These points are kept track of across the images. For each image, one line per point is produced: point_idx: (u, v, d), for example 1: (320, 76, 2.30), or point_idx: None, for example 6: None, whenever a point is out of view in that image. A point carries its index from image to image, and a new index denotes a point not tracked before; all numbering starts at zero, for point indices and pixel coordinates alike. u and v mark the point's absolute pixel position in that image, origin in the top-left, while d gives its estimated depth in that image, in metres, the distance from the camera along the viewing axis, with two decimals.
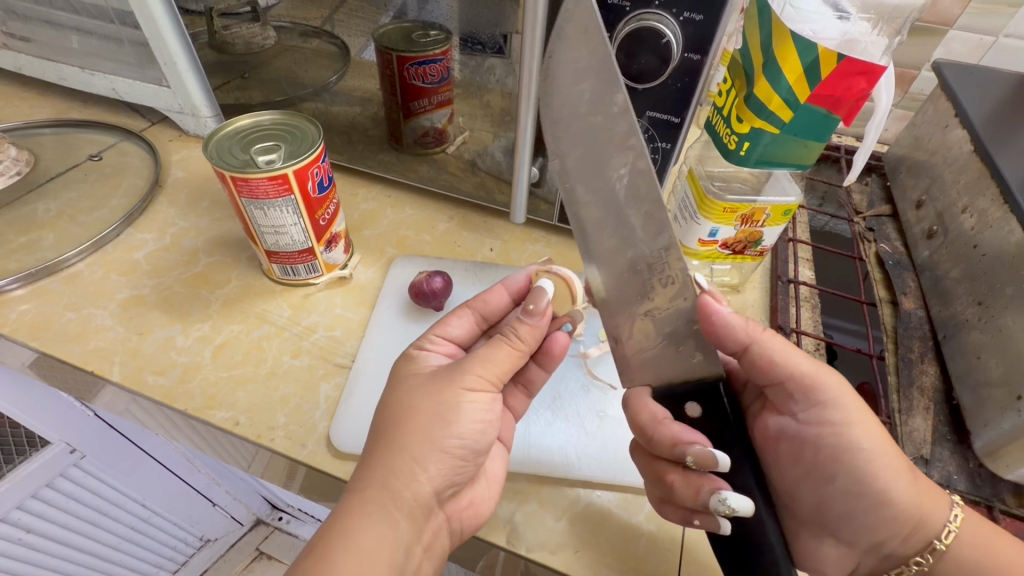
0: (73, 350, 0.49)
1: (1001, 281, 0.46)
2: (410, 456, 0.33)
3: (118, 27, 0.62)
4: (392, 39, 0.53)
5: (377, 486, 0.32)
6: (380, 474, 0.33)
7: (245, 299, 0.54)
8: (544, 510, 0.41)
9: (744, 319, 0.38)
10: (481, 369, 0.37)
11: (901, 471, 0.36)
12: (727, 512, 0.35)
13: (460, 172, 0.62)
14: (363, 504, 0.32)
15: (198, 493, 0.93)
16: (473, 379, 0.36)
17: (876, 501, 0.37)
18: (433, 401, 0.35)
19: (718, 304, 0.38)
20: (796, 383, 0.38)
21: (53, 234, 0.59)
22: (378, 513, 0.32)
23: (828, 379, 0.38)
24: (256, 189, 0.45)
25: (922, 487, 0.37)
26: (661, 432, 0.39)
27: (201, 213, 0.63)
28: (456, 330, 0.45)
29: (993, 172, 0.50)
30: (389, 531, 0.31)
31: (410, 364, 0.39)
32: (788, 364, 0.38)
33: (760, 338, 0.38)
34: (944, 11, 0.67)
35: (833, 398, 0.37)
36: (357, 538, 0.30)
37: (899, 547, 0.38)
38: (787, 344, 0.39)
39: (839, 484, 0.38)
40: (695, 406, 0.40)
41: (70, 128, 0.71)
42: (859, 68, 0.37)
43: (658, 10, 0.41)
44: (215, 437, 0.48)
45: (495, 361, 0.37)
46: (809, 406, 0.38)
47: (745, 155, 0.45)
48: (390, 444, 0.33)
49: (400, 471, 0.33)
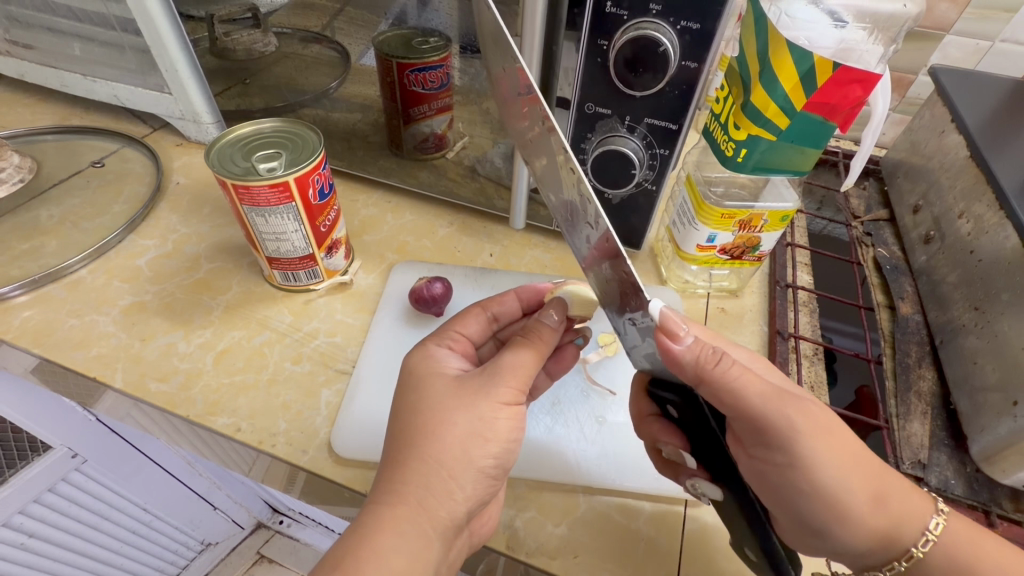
0: (75, 357, 0.49)
1: (997, 287, 0.46)
2: (448, 473, 0.33)
3: (120, 34, 0.62)
4: (392, 46, 0.54)
5: (413, 503, 0.32)
6: (416, 491, 0.33)
7: (246, 305, 0.55)
8: (544, 516, 0.41)
9: (696, 352, 0.34)
10: (513, 380, 0.37)
11: (857, 503, 0.34)
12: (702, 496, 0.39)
13: (460, 178, 0.63)
14: (396, 519, 0.32)
15: (199, 497, 0.93)
16: (506, 392, 0.36)
17: (834, 526, 0.35)
18: (469, 415, 0.35)
19: (671, 339, 0.35)
20: (750, 422, 0.34)
21: (56, 240, 0.59)
22: (412, 530, 0.31)
23: (783, 418, 0.33)
24: (257, 197, 0.45)
25: (884, 516, 0.35)
26: (644, 427, 0.44)
27: (203, 219, 0.64)
28: (471, 332, 0.44)
29: (989, 177, 0.50)
30: (422, 550, 0.31)
31: (430, 364, 0.39)
32: (742, 402, 0.34)
33: (713, 374, 0.34)
34: (940, 17, 0.68)
35: (791, 435, 0.33)
36: (389, 554, 0.30)
37: (858, 560, 0.37)
38: (748, 380, 0.34)
39: (792, 507, 0.36)
40: (674, 409, 0.40)
41: (72, 134, 0.71)
42: (855, 77, 0.38)
43: (655, 19, 0.41)
44: (217, 443, 0.49)
45: (521, 366, 0.37)
46: (765, 441, 0.35)
47: (742, 162, 0.45)
48: (432, 456, 0.33)
49: (438, 489, 0.33)
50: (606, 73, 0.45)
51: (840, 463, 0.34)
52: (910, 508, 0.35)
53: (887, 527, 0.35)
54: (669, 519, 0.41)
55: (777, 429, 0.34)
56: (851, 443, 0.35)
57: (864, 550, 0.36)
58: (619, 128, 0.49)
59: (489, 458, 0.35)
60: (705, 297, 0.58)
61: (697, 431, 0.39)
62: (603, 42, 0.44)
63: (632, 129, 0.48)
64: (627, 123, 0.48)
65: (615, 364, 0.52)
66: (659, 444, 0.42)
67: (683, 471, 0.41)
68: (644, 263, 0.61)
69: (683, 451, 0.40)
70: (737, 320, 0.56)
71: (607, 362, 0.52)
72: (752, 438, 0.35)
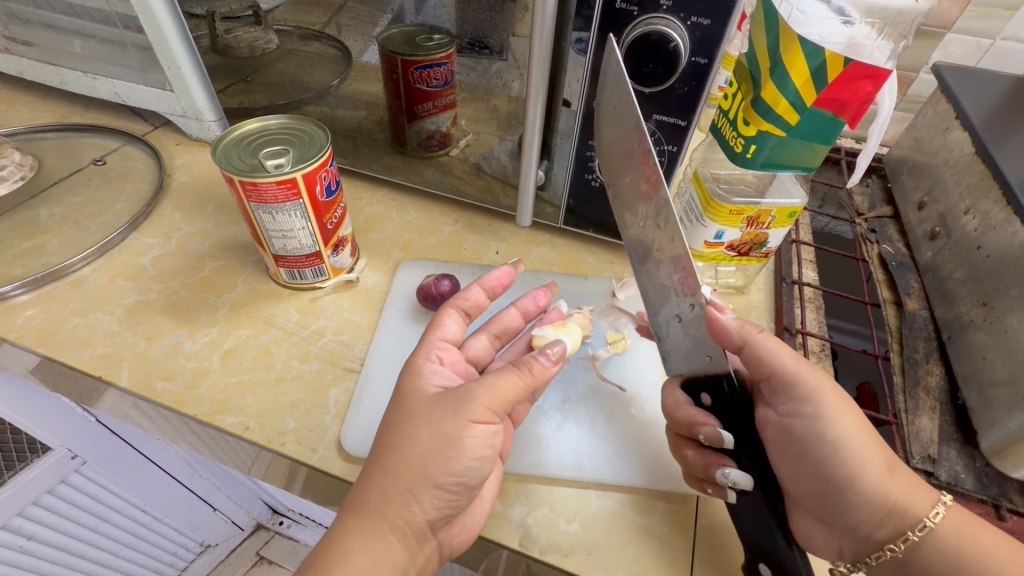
0: (80, 356, 0.49)
1: (1005, 283, 0.46)
2: (406, 488, 0.33)
3: (121, 31, 0.62)
4: (396, 43, 0.54)
5: (374, 512, 0.33)
6: (376, 501, 0.33)
7: (252, 303, 0.54)
8: (557, 513, 0.41)
9: (740, 324, 0.39)
10: (488, 399, 0.35)
11: (872, 463, 0.36)
12: (729, 485, 0.38)
13: (465, 176, 0.63)
14: (356, 527, 0.33)
15: (200, 498, 0.93)
16: (480, 410, 0.35)
17: (840, 488, 0.36)
18: (432, 432, 0.34)
19: (721, 311, 0.39)
20: (779, 382, 0.39)
21: (57, 239, 0.59)
22: (374, 535, 0.32)
23: (811, 375, 0.37)
24: (265, 193, 0.45)
25: (898, 482, 0.36)
26: (681, 414, 0.42)
27: (206, 218, 0.63)
28: (451, 334, 0.46)
29: (995, 173, 0.50)
30: (386, 553, 0.32)
31: (415, 379, 0.39)
32: (776, 365, 0.38)
33: (755, 339, 0.39)
34: (942, 15, 0.68)
35: (816, 390, 0.37)
36: (356, 556, 0.32)
37: (872, 534, 0.36)
38: (782, 346, 0.39)
39: (812, 463, 0.37)
40: (707, 396, 0.41)
41: (73, 132, 0.70)
42: (865, 72, 0.38)
43: (665, 15, 0.41)
44: (224, 442, 0.48)
45: (502, 390, 0.36)
46: (789, 399, 0.38)
47: (751, 158, 0.45)
48: (386, 472, 0.33)
49: (396, 502, 0.33)
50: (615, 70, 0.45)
51: (854, 419, 0.37)
52: (914, 493, 0.36)
53: (888, 505, 0.35)
54: (682, 516, 0.41)
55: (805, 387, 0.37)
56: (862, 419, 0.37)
57: (863, 522, 0.36)
58: None
59: (446, 479, 0.34)
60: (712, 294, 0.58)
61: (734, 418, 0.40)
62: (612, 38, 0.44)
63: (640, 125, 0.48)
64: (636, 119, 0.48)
65: (623, 362, 0.51)
66: (695, 428, 0.41)
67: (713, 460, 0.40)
68: None
69: (720, 432, 0.40)
70: (744, 317, 0.56)
71: (616, 359, 0.52)
72: (778, 395, 0.39)
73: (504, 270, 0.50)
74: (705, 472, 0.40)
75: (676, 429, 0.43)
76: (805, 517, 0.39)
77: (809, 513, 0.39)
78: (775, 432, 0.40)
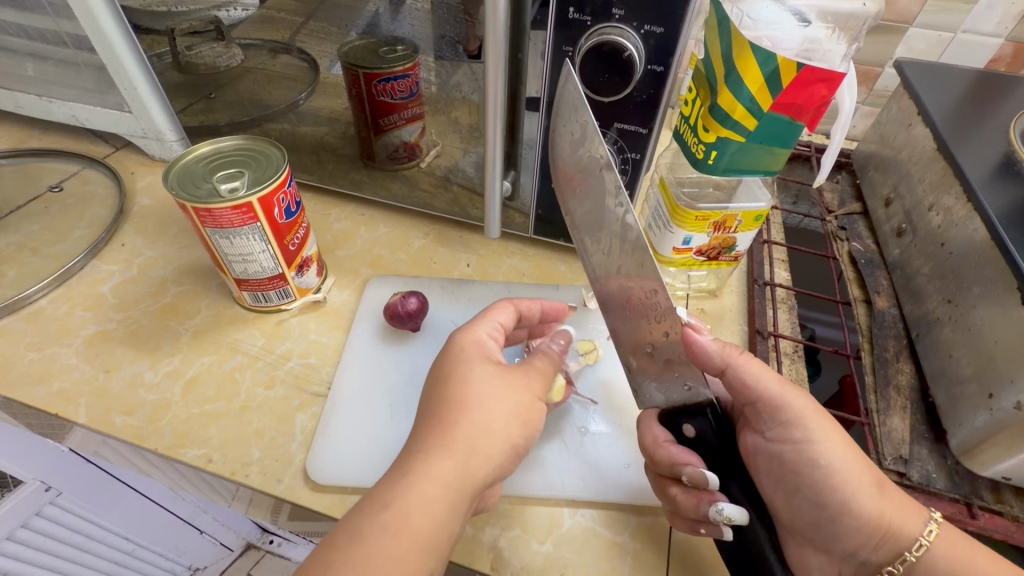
0: (36, 393, 0.47)
1: (968, 280, 0.46)
2: (492, 440, 0.34)
3: (74, 52, 0.60)
4: (359, 56, 0.53)
5: (460, 460, 0.33)
6: (463, 449, 0.33)
7: (216, 329, 0.53)
8: (529, 534, 0.40)
9: (719, 346, 0.39)
10: (539, 380, 0.39)
11: (864, 486, 0.35)
12: (723, 523, 0.35)
13: (433, 188, 0.62)
14: (443, 471, 0.32)
15: (184, 523, 0.90)
16: (535, 386, 0.38)
17: (837, 512, 0.36)
18: (511, 394, 0.36)
19: (698, 333, 0.39)
20: (765, 408, 0.38)
21: (14, 270, 0.57)
22: (455, 484, 0.32)
23: (797, 399, 0.37)
24: (220, 219, 0.44)
25: (889, 502, 0.36)
26: (661, 454, 0.41)
27: (168, 241, 0.62)
28: (506, 321, 0.44)
29: (956, 170, 0.51)
30: (459, 504, 0.32)
31: (470, 344, 0.40)
32: (761, 391, 0.38)
33: (736, 364, 0.39)
34: (902, 10, 0.69)
35: (801, 416, 0.37)
36: (436, 505, 0.31)
37: (870, 556, 0.36)
38: (763, 368, 0.39)
39: (805, 490, 0.37)
40: (690, 427, 0.41)
41: (29, 158, 0.68)
42: (820, 76, 0.38)
43: (619, 24, 0.41)
44: (190, 473, 0.47)
45: (541, 367, 0.40)
46: (778, 421, 0.38)
47: (713, 164, 0.45)
48: (476, 421, 0.34)
49: (480, 454, 0.33)
50: None
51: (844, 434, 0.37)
52: (908, 512, 0.36)
53: (884, 526, 0.35)
54: (656, 530, 0.41)
55: (790, 411, 0.37)
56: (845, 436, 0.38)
57: (861, 547, 0.36)
58: None
59: (521, 435, 0.36)
60: (684, 299, 0.58)
61: (715, 451, 0.40)
62: (568, 48, 0.43)
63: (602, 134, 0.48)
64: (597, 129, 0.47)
65: (595, 373, 0.51)
66: (678, 469, 0.39)
67: (703, 498, 0.38)
68: None
69: (704, 471, 0.38)
70: (717, 321, 0.56)
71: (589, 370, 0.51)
72: (762, 422, 0.39)
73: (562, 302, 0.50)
74: (698, 512, 0.38)
75: (657, 470, 0.41)
76: (804, 545, 0.39)
77: (801, 545, 0.39)
78: (765, 454, 0.40)
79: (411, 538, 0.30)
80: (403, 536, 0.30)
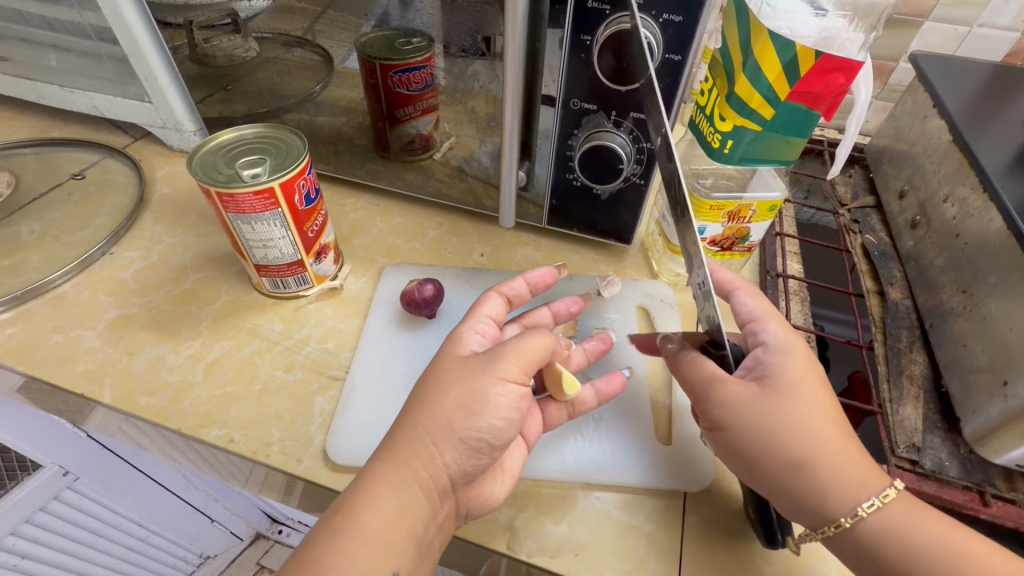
0: (61, 373, 0.48)
1: (983, 269, 0.47)
2: (431, 439, 0.34)
3: (96, 43, 0.61)
4: (374, 48, 0.54)
5: (399, 461, 0.33)
6: (402, 450, 0.34)
7: (235, 314, 0.54)
8: (544, 514, 0.41)
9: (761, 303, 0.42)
10: (516, 359, 0.36)
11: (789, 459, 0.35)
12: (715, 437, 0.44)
13: (448, 179, 0.62)
14: (384, 475, 0.33)
15: (196, 511, 0.92)
16: (508, 368, 0.36)
17: (767, 481, 0.36)
18: (462, 388, 0.35)
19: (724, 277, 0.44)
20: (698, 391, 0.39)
21: (38, 255, 0.58)
22: (399, 482, 0.33)
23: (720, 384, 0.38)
24: (242, 204, 0.45)
25: (817, 475, 0.35)
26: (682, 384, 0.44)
27: (187, 229, 0.63)
28: (495, 312, 0.45)
29: (972, 161, 0.51)
30: (410, 505, 0.33)
31: (451, 345, 0.40)
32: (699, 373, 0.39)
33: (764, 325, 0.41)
34: (918, 4, 0.69)
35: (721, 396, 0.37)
36: (382, 505, 0.32)
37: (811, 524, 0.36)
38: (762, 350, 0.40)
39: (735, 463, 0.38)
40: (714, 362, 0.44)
41: (51, 147, 0.70)
42: (836, 65, 0.38)
43: (637, 14, 0.41)
44: (209, 454, 0.48)
45: (527, 348, 0.37)
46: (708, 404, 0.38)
47: (729, 153, 0.45)
48: (415, 427, 0.34)
49: (421, 451, 0.34)
50: (590, 68, 0.45)
51: (807, 395, 0.36)
52: (845, 484, 0.35)
53: (831, 491, 0.35)
54: (670, 512, 0.41)
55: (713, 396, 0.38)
56: (792, 406, 0.36)
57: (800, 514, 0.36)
58: (605, 124, 0.49)
59: (467, 429, 0.34)
60: None
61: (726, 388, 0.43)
62: (585, 37, 0.44)
63: (619, 123, 0.48)
64: (614, 118, 0.48)
65: (609, 362, 0.52)
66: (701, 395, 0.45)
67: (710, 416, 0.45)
68: (635, 257, 0.62)
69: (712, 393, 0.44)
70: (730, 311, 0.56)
71: (603, 360, 0.52)
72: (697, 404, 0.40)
73: (548, 268, 0.50)
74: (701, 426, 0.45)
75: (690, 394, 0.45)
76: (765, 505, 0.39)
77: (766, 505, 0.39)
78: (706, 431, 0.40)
79: (362, 539, 0.31)
80: (355, 537, 0.31)
